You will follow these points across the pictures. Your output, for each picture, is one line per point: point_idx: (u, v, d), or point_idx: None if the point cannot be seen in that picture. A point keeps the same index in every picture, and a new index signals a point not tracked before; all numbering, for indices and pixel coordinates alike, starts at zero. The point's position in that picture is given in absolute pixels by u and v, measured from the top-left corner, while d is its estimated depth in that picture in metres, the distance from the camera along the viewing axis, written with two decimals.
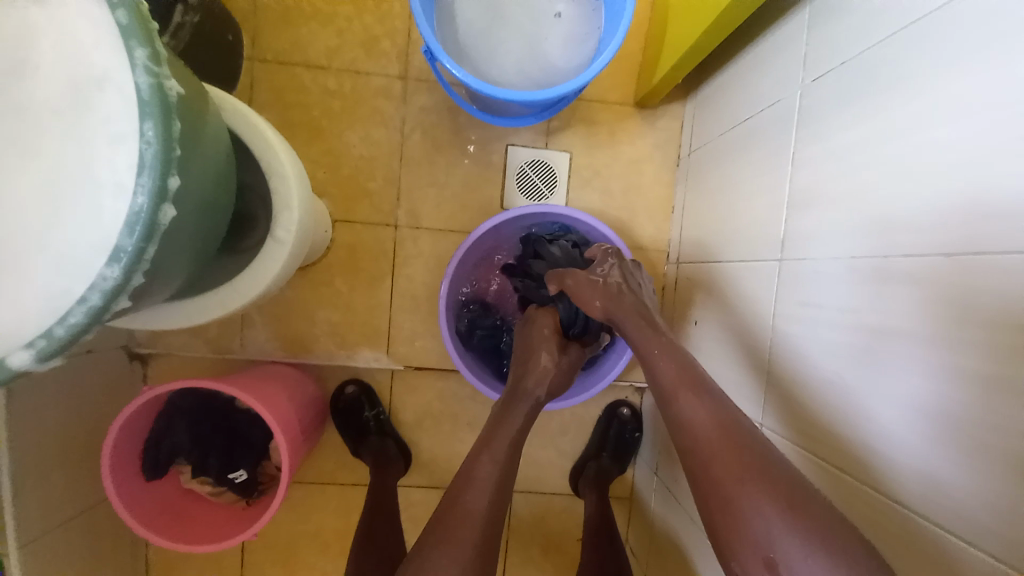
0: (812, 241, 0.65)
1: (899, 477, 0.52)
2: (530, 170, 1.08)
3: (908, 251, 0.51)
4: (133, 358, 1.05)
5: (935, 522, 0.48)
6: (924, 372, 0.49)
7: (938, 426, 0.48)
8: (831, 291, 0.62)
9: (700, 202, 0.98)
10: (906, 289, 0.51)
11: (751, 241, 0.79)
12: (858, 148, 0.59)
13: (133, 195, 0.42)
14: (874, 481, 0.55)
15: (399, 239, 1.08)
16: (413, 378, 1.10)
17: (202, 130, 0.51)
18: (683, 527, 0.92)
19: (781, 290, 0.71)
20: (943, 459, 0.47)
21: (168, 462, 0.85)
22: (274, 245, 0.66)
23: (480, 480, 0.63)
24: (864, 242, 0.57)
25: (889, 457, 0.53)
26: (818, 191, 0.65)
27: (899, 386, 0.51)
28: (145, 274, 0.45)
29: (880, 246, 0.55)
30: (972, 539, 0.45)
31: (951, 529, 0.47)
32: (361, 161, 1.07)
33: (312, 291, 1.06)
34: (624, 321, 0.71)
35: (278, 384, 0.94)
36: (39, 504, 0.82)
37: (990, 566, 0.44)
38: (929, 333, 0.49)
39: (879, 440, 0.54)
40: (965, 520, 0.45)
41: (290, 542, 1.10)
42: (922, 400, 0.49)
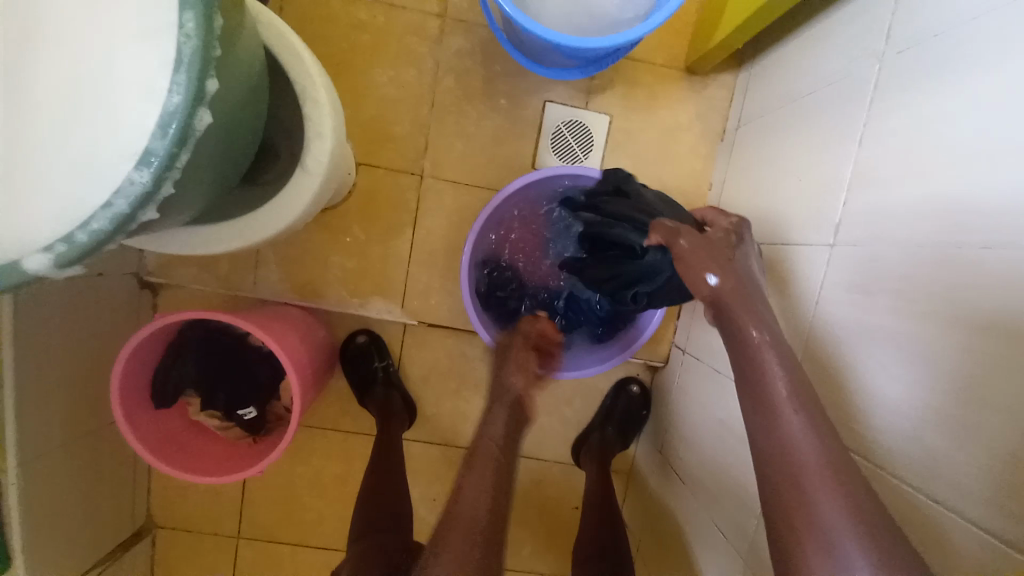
0: (861, 224, 0.63)
1: (904, 457, 0.54)
2: (565, 129, 1.03)
3: (959, 242, 0.50)
4: (143, 286, 1.03)
5: (944, 504, 0.50)
6: (954, 359, 0.49)
7: (964, 412, 0.48)
8: (869, 277, 0.61)
9: (742, 180, 0.94)
10: (955, 276, 0.50)
11: (799, 222, 0.75)
12: (929, 131, 0.55)
13: (168, 93, 0.38)
14: (879, 457, 0.57)
15: (422, 189, 1.04)
16: (425, 333, 1.08)
17: (238, 35, 0.46)
18: (683, 507, 0.92)
19: (822, 274, 0.69)
20: (967, 447, 0.48)
21: (176, 393, 0.84)
22: (304, 178, 0.63)
23: (472, 488, 0.62)
24: (913, 229, 0.55)
25: (907, 437, 0.54)
26: (877, 172, 0.61)
27: (930, 372, 0.52)
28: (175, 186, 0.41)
29: (927, 232, 0.54)
30: (974, 518, 0.47)
31: (955, 508, 0.49)
32: (388, 104, 1.01)
33: (329, 235, 1.03)
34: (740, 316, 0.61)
35: (290, 326, 0.93)
36: (43, 421, 0.82)
37: (989, 543, 0.45)
38: (971, 327, 0.48)
39: (900, 421, 0.54)
40: (976, 499, 0.47)
41: (290, 483, 1.11)
42: (950, 387, 0.49)
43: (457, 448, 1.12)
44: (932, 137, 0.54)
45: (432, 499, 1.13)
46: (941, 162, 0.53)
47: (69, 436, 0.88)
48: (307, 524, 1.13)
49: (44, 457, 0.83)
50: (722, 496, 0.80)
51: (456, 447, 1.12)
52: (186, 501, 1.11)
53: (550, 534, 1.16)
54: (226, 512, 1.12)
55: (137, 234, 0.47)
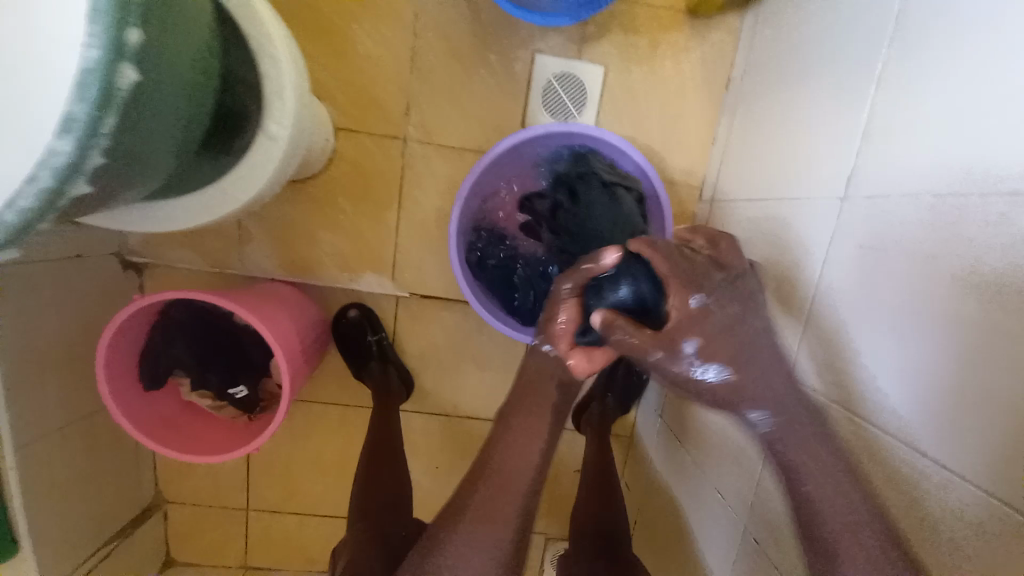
0: (865, 175, 0.59)
1: (882, 414, 0.53)
2: (557, 84, 0.96)
3: (967, 190, 0.46)
4: (127, 267, 1.00)
5: (926, 458, 0.49)
6: (951, 314, 0.47)
7: (956, 370, 0.46)
8: (864, 233, 0.58)
9: (747, 134, 0.87)
10: (956, 229, 0.47)
11: (805, 178, 0.70)
12: (946, 71, 0.50)
13: (83, 47, 0.34)
14: (862, 415, 0.56)
15: (408, 155, 0.98)
16: (418, 306, 1.05)
17: None
18: (682, 478, 0.91)
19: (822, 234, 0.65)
20: (961, 406, 0.46)
21: (166, 373, 0.83)
22: (269, 145, 0.59)
23: (516, 447, 0.56)
24: (921, 177, 0.52)
25: (893, 396, 0.52)
26: (890, 117, 0.56)
27: (928, 328, 0.49)
28: (104, 155, 0.38)
29: (936, 178, 0.50)
30: (957, 469, 0.46)
31: (938, 461, 0.47)
32: (367, 62, 0.94)
33: (313, 207, 0.99)
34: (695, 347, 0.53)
35: (278, 304, 0.90)
36: (36, 406, 0.82)
37: (971, 496, 0.45)
38: (974, 281, 0.45)
39: (890, 382, 0.53)
40: (968, 458, 0.45)
41: (293, 458, 1.12)
42: (942, 344, 0.48)
43: (456, 420, 1.11)
44: (951, 74, 0.49)
45: (434, 469, 1.14)
46: (957, 103, 0.48)
47: (65, 421, 0.88)
48: (313, 497, 1.14)
49: (42, 441, 0.83)
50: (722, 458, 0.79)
51: (455, 419, 1.12)
52: (192, 478, 1.12)
53: (552, 499, 1.17)
54: (232, 487, 1.13)
55: (80, 211, 0.43)
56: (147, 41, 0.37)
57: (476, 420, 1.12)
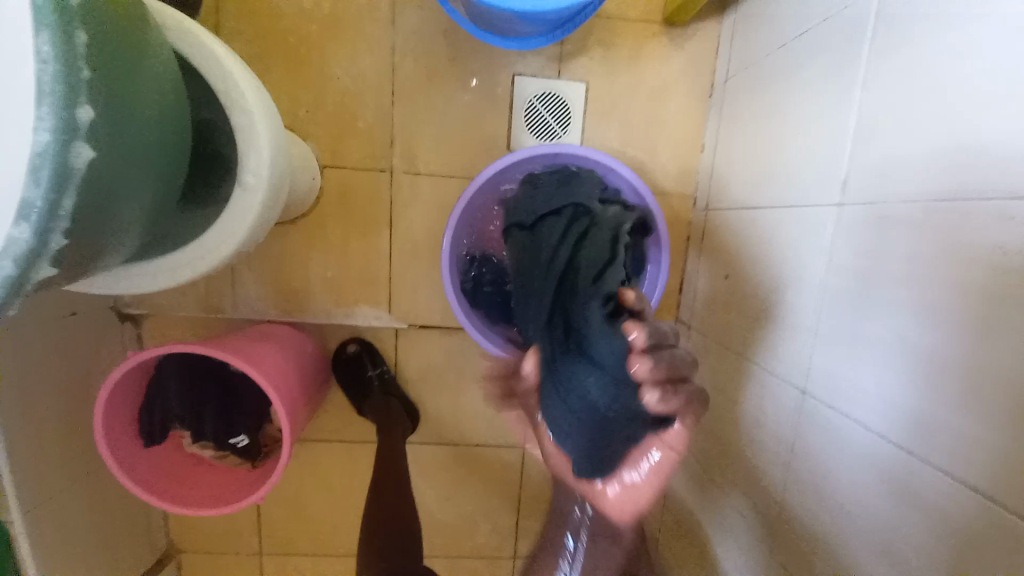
0: (859, 179, 0.57)
1: (889, 422, 0.51)
2: (539, 103, 0.95)
3: (962, 190, 0.45)
4: (124, 318, 1.00)
5: (937, 469, 0.46)
6: (954, 318, 0.45)
7: (957, 374, 0.45)
8: (860, 237, 0.56)
9: (735, 140, 0.86)
10: (947, 229, 0.46)
11: (794, 185, 0.69)
12: (926, 70, 0.49)
13: (35, 130, 0.37)
14: (869, 425, 0.54)
15: (395, 186, 0.97)
16: (417, 335, 1.04)
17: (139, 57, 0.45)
18: (698, 493, 0.88)
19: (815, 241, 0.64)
20: (965, 411, 0.44)
21: (164, 428, 0.81)
22: (245, 197, 0.57)
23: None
24: (916, 179, 0.50)
25: (897, 403, 0.51)
26: (875, 118, 0.55)
27: (925, 329, 0.48)
28: (66, 234, 0.40)
29: (929, 180, 0.48)
30: (964, 476, 0.44)
31: (946, 470, 0.46)
32: (347, 97, 0.94)
33: (304, 244, 0.98)
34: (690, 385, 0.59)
35: (273, 346, 0.90)
36: (39, 468, 0.81)
37: (978, 505, 0.43)
38: (979, 283, 0.43)
39: (891, 390, 0.51)
40: (974, 465, 0.43)
41: (303, 498, 1.10)
42: (941, 346, 0.46)
43: (464, 447, 1.09)
44: (944, 69, 0.47)
45: (446, 498, 1.11)
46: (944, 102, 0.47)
47: (69, 480, 0.87)
48: (325, 535, 1.12)
49: (48, 503, 0.82)
50: (741, 478, 0.76)
51: (463, 445, 1.09)
52: (202, 526, 1.11)
53: None
54: (244, 531, 1.11)
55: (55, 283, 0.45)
56: (99, 116, 0.40)
57: (485, 445, 1.09)
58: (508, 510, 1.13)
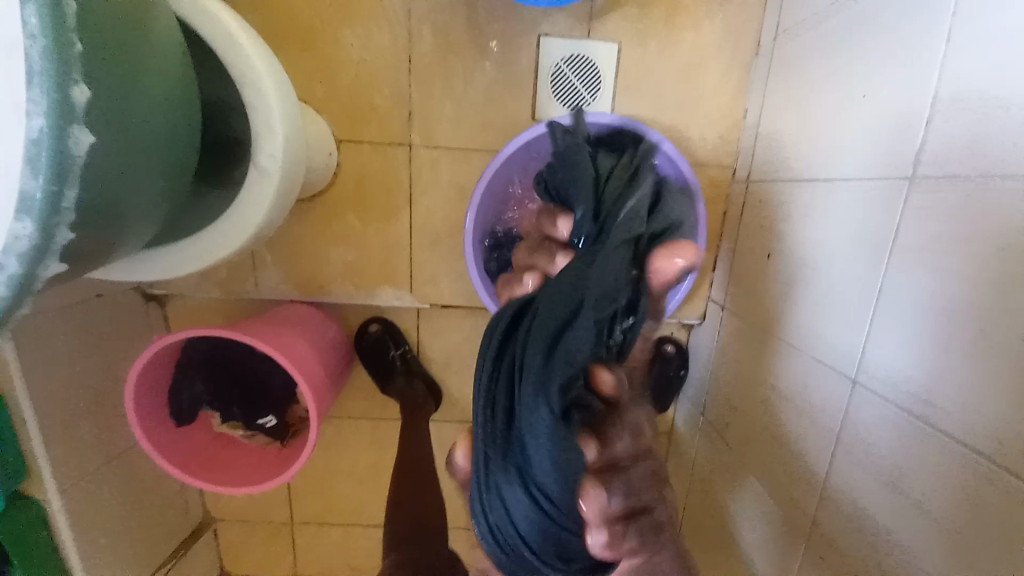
0: (926, 153, 0.52)
1: (907, 393, 0.53)
2: (566, 69, 0.88)
3: (994, 168, 0.44)
4: (149, 299, 1.00)
5: (945, 438, 0.48)
6: (972, 291, 0.46)
7: (970, 342, 0.46)
8: (890, 215, 0.56)
9: (785, 106, 0.79)
10: (978, 204, 0.46)
11: (852, 158, 0.63)
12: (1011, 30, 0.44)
13: (29, 115, 0.34)
14: (885, 395, 0.55)
15: (414, 162, 0.93)
16: (439, 316, 1.02)
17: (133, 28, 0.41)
18: (726, 484, 0.86)
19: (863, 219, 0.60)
20: (970, 377, 0.46)
21: (194, 409, 0.83)
22: (261, 185, 0.54)
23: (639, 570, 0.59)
24: (972, 154, 0.47)
25: (913, 376, 0.52)
26: (953, 78, 0.49)
27: (943, 302, 0.49)
28: (71, 228, 0.38)
29: (995, 155, 0.44)
30: (969, 442, 0.46)
31: (952, 433, 0.48)
32: (361, 67, 0.89)
33: (322, 224, 0.95)
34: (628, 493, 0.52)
35: (296, 328, 0.89)
36: (75, 447, 0.83)
37: (974, 463, 0.45)
38: (997, 254, 0.44)
39: (909, 361, 0.52)
40: (980, 429, 0.45)
41: (329, 474, 1.12)
42: (957, 316, 0.47)
43: None
44: (998, 28, 0.45)
45: None
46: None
47: (105, 458, 0.89)
48: (352, 509, 1.15)
49: (83, 481, 0.84)
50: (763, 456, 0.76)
51: None
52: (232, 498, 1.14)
53: None
54: (273, 504, 1.15)
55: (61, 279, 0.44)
56: (94, 97, 0.37)
57: None
58: None
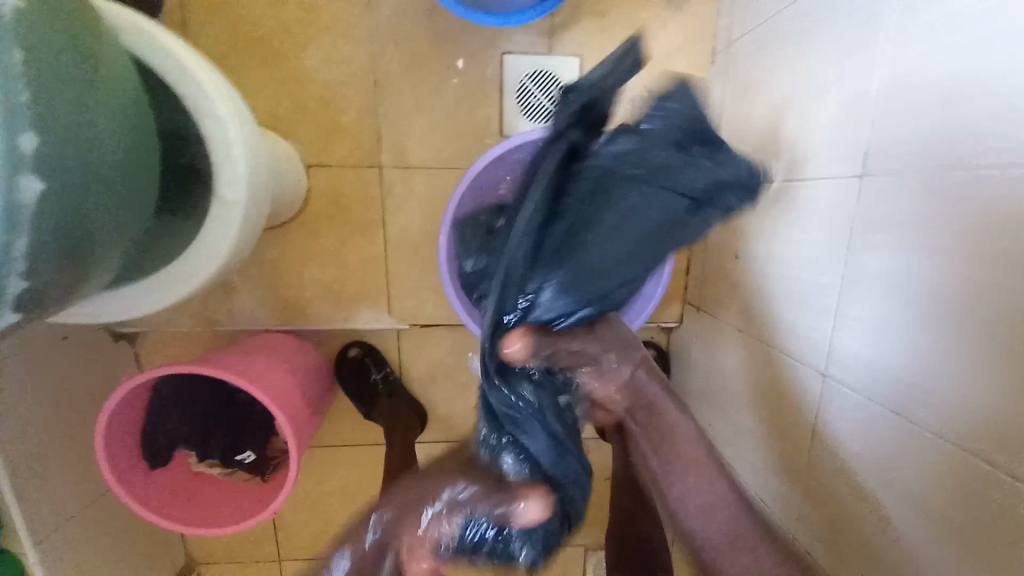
0: (879, 150, 0.54)
1: (887, 390, 0.53)
2: (530, 83, 0.90)
3: (960, 166, 0.45)
4: (118, 337, 0.96)
5: (923, 430, 0.49)
6: (947, 290, 0.46)
7: (947, 340, 0.47)
8: (857, 214, 0.57)
9: (743, 109, 0.81)
10: (945, 204, 0.47)
11: (810, 157, 0.65)
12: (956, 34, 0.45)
13: None
14: (867, 392, 0.56)
15: (386, 181, 0.93)
16: (421, 333, 1.01)
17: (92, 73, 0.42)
18: None
19: (828, 217, 0.62)
20: (952, 375, 0.46)
21: (169, 448, 0.80)
22: (226, 214, 0.53)
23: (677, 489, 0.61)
24: (926, 150, 0.49)
25: (895, 373, 0.52)
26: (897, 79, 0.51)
27: (918, 300, 0.49)
28: (20, 265, 0.38)
29: (951, 150, 0.46)
30: (950, 435, 0.47)
31: (934, 429, 0.48)
32: (328, 90, 0.89)
33: (297, 248, 0.94)
34: (697, 519, 0.60)
35: (272, 359, 0.87)
36: (47, 497, 0.79)
37: (958, 458, 0.46)
38: (972, 254, 0.44)
39: (889, 359, 0.53)
40: (963, 427, 0.45)
41: (318, 503, 1.09)
42: (933, 314, 0.48)
43: None
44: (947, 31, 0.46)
45: None
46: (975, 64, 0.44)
47: (79, 506, 0.85)
48: None
49: (57, 532, 0.80)
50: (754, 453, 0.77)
51: None
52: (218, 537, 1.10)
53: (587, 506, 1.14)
54: (261, 539, 1.11)
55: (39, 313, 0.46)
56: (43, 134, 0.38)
57: None
58: None
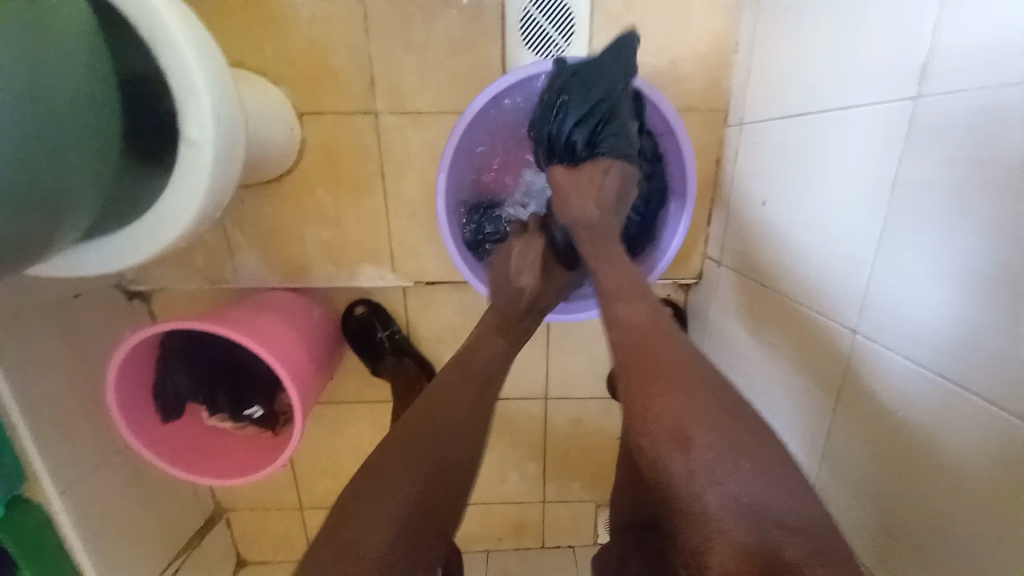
0: (933, 62, 0.45)
1: (916, 346, 0.47)
2: (535, 13, 0.81)
3: (1006, 79, 0.38)
4: (130, 296, 0.97)
5: (947, 384, 0.44)
6: (984, 225, 0.40)
7: (981, 284, 0.41)
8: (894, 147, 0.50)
9: (776, 30, 0.71)
10: (981, 125, 0.41)
11: (847, 80, 0.56)
12: None
13: None
14: (892, 348, 0.50)
15: (383, 130, 0.88)
16: (426, 292, 0.99)
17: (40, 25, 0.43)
18: None
19: (861, 151, 0.54)
20: (983, 321, 0.41)
21: (179, 403, 0.81)
22: (197, 157, 0.51)
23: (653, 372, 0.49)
24: (970, 61, 0.41)
25: (920, 325, 0.47)
26: None
27: (948, 242, 0.44)
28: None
29: (1000, 60, 0.39)
30: (968, 384, 0.42)
31: (965, 385, 0.43)
32: (316, 29, 0.82)
33: (295, 204, 0.91)
34: (676, 380, 0.48)
35: (276, 314, 0.86)
36: (71, 447, 0.82)
37: (990, 416, 0.41)
38: (1014, 180, 0.38)
39: (911, 309, 0.48)
40: (995, 379, 0.40)
41: (333, 458, 1.11)
42: (964, 254, 0.42)
43: None
44: None
45: None
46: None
47: (105, 456, 0.88)
48: None
49: (84, 480, 0.84)
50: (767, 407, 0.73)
51: None
52: (240, 489, 1.13)
53: (598, 466, 1.13)
54: (281, 493, 1.14)
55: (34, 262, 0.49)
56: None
57: (506, 399, 1.07)
58: (536, 458, 1.12)
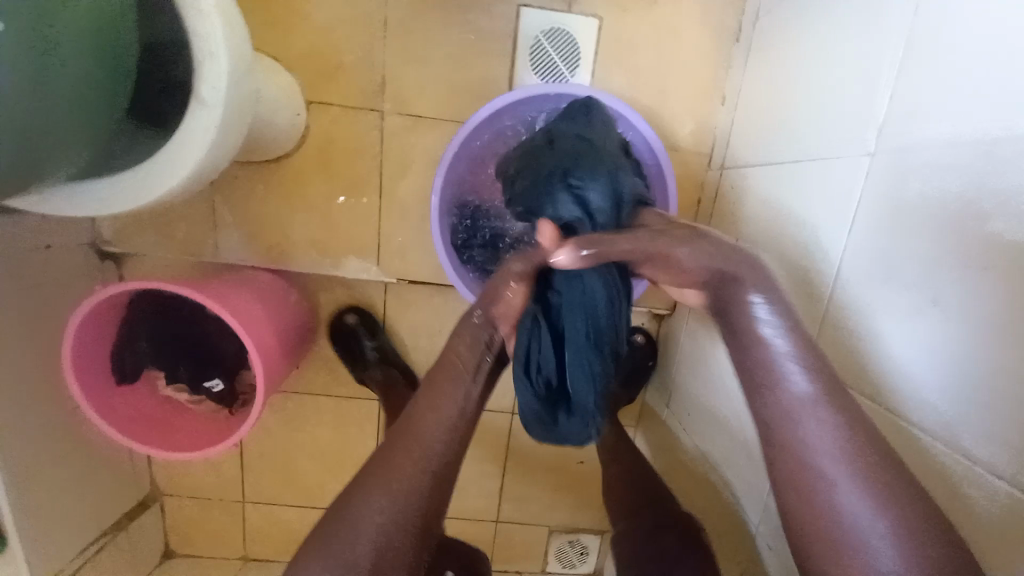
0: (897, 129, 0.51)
1: (895, 398, 0.50)
2: (544, 42, 0.87)
3: (970, 152, 0.43)
4: (103, 257, 0.94)
5: (927, 437, 0.47)
6: (959, 287, 0.44)
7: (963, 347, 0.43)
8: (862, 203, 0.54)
9: (760, 87, 0.78)
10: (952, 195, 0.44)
11: (822, 136, 0.62)
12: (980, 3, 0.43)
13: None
14: (872, 397, 0.52)
15: (387, 129, 0.91)
16: (408, 292, 1.00)
17: None
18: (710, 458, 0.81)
19: (832, 202, 0.59)
20: (965, 383, 0.43)
21: (137, 368, 0.79)
22: (204, 120, 0.53)
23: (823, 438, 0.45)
24: (934, 131, 0.46)
25: (905, 380, 0.49)
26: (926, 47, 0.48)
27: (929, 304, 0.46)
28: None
29: (954, 133, 0.44)
30: (966, 447, 0.43)
31: (944, 437, 0.45)
32: (336, 26, 0.86)
33: (290, 188, 0.92)
34: (837, 464, 0.44)
35: (251, 292, 0.86)
36: (14, 403, 0.78)
37: (972, 471, 0.43)
38: (982, 246, 0.42)
39: (891, 362, 0.50)
40: (976, 435, 0.42)
41: (287, 452, 1.08)
42: (948, 317, 0.45)
43: None
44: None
45: None
46: (999, 29, 0.41)
47: (48, 417, 0.84)
48: (312, 490, 1.11)
49: (23, 441, 0.79)
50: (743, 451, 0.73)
51: None
52: (184, 473, 1.08)
53: (557, 489, 1.12)
54: (228, 483, 1.09)
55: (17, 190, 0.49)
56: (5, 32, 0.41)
57: None
58: (495, 475, 1.11)
